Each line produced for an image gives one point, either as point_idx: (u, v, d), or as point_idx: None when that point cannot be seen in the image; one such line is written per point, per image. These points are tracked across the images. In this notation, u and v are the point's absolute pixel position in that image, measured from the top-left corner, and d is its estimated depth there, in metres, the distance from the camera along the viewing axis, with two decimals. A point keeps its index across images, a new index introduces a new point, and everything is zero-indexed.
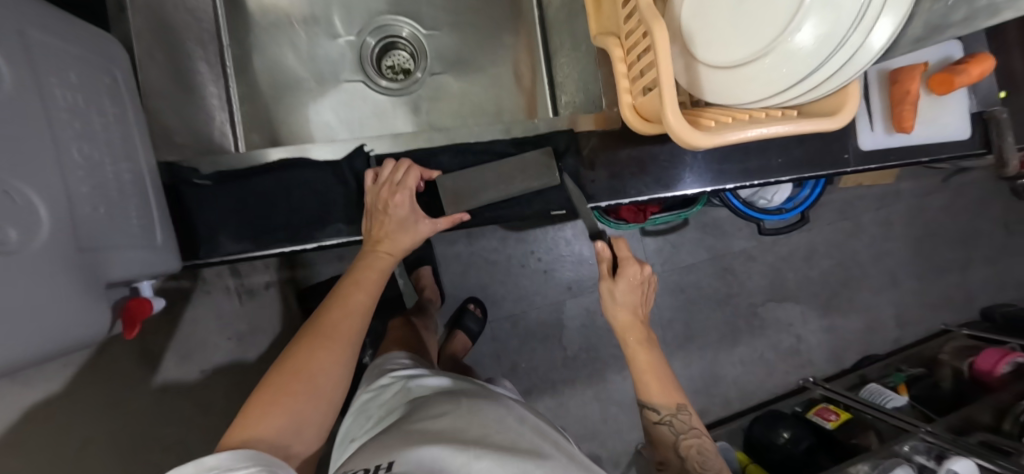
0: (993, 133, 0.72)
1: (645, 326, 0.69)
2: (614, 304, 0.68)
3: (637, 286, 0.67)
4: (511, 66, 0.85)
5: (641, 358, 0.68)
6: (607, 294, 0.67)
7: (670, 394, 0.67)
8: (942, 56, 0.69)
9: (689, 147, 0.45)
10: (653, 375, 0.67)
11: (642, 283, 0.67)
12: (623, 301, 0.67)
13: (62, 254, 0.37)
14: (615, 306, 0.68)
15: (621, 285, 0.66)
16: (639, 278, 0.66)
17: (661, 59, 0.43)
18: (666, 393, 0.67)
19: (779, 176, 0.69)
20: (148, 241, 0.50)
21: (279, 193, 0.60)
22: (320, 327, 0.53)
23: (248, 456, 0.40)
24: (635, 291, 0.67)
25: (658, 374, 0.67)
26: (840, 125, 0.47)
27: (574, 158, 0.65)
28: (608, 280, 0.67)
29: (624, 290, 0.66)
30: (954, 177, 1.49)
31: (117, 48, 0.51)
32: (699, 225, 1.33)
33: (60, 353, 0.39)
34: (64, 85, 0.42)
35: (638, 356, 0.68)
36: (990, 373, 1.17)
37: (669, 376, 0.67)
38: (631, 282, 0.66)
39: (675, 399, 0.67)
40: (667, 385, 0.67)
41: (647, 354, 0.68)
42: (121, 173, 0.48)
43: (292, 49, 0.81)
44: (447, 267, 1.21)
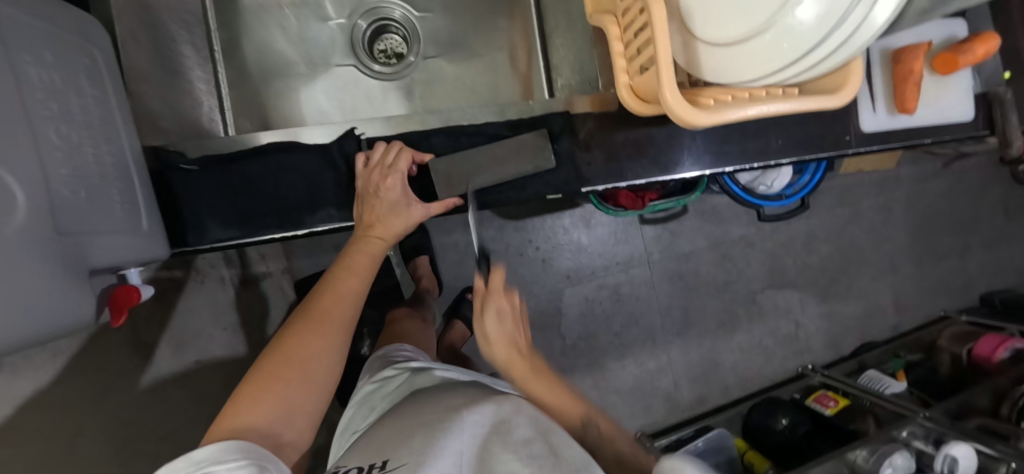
0: (997, 113, 0.72)
1: (529, 355, 0.59)
2: (486, 342, 0.58)
3: (508, 316, 0.59)
4: (505, 49, 0.83)
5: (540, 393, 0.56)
6: (480, 333, 0.59)
7: (571, 410, 0.56)
8: (947, 35, 0.68)
9: (687, 126, 0.44)
10: (554, 401, 0.56)
11: (511, 312, 0.59)
12: (495, 337, 0.58)
13: (42, 241, 0.36)
14: (486, 341, 0.59)
15: (490, 311, 0.58)
16: (510, 308, 0.59)
17: (658, 36, 0.42)
18: (568, 412, 0.55)
19: (779, 158, 0.67)
20: (133, 226, 0.49)
21: (268, 179, 0.59)
22: (310, 315, 0.52)
23: (239, 448, 0.39)
24: (507, 322, 0.58)
25: (562, 396, 0.56)
26: (841, 104, 0.46)
27: (569, 140, 0.64)
28: (479, 317, 0.60)
29: (492, 319, 0.58)
30: (954, 163, 1.47)
31: (95, 28, 0.50)
32: (698, 212, 1.32)
33: (42, 340, 0.38)
34: (37, 64, 0.40)
35: (533, 393, 0.56)
36: (988, 360, 1.17)
37: (564, 391, 0.57)
38: (500, 310, 0.59)
39: (579, 414, 0.55)
40: (567, 398, 0.56)
41: (535, 384, 0.57)
42: (101, 157, 0.47)
43: (281, 31, 0.78)
44: (444, 256, 1.20)
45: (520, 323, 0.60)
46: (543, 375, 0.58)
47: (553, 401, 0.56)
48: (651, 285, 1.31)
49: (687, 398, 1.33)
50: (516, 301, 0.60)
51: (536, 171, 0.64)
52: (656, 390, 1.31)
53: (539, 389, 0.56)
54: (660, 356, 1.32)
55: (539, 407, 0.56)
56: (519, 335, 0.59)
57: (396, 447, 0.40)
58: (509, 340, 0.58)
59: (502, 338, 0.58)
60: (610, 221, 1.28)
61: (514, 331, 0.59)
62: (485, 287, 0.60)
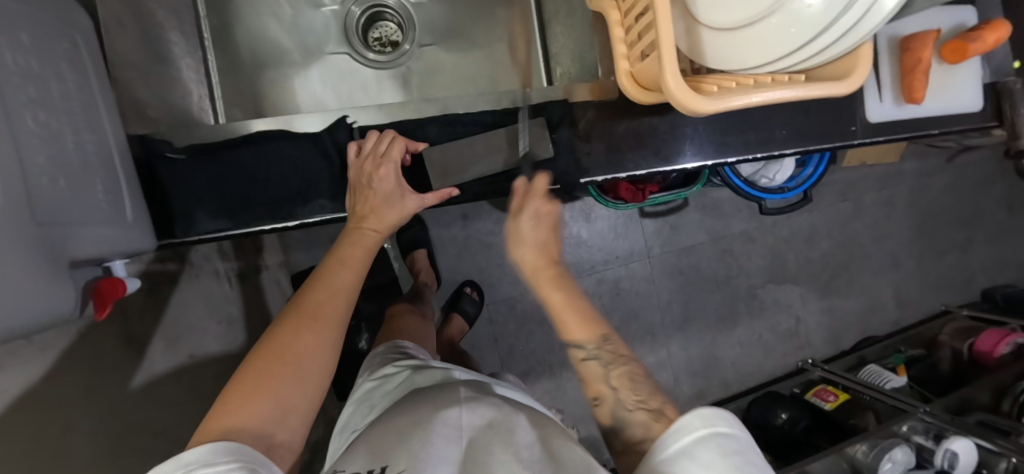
0: (1006, 105, 0.70)
1: (554, 264, 0.62)
2: (519, 241, 0.62)
3: (545, 219, 0.62)
4: (504, 38, 0.81)
5: (558, 296, 0.59)
6: (514, 229, 0.63)
7: (591, 326, 0.57)
8: (957, 22, 0.66)
9: (690, 114, 0.42)
10: (576, 307, 0.59)
11: (548, 215, 0.62)
12: (529, 237, 0.62)
13: (20, 230, 0.35)
14: (517, 243, 0.62)
15: (528, 213, 0.62)
16: (548, 212, 0.62)
17: (660, 19, 0.40)
18: (589, 327, 0.57)
19: (782, 149, 0.66)
20: (116, 218, 0.48)
21: (257, 169, 0.58)
22: (305, 309, 0.50)
23: (230, 450, 0.37)
24: (542, 226, 0.62)
25: (581, 309, 0.59)
26: (851, 88, 0.44)
27: (569, 130, 0.62)
28: (517, 215, 0.62)
29: (529, 223, 0.62)
30: (959, 157, 1.45)
31: (76, 12, 0.48)
32: (699, 206, 1.31)
33: (22, 333, 0.37)
34: (13, 47, 0.38)
35: (549, 297, 0.60)
36: (989, 354, 1.16)
37: (589, 308, 0.59)
38: (538, 213, 0.62)
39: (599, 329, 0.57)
40: (590, 319, 0.58)
41: (559, 292, 0.60)
42: (83, 144, 0.46)
43: (274, 18, 0.77)
44: (442, 250, 1.19)
45: (556, 229, 0.64)
46: (570, 296, 0.60)
47: (572, 311, 0.58)
48: (651, 279, 1.30)
49: (687, 392, 1.32)
50: (556, 208, 0.63)
51: (535, 162, 0.63)
52: (655, 384, 1.30)
53: (559, 297, 0.60)
54: (659, 351, 1.31)
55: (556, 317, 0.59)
56: (553, 244, 0.63)
57: (391, 450, 0.38)
58: (540, 245, 0.62)
59: (534, 242, 0.62)
60: (610, 214, 1.26)
61: (549, 236, 0.63)
62: (525, 189, 0.63)
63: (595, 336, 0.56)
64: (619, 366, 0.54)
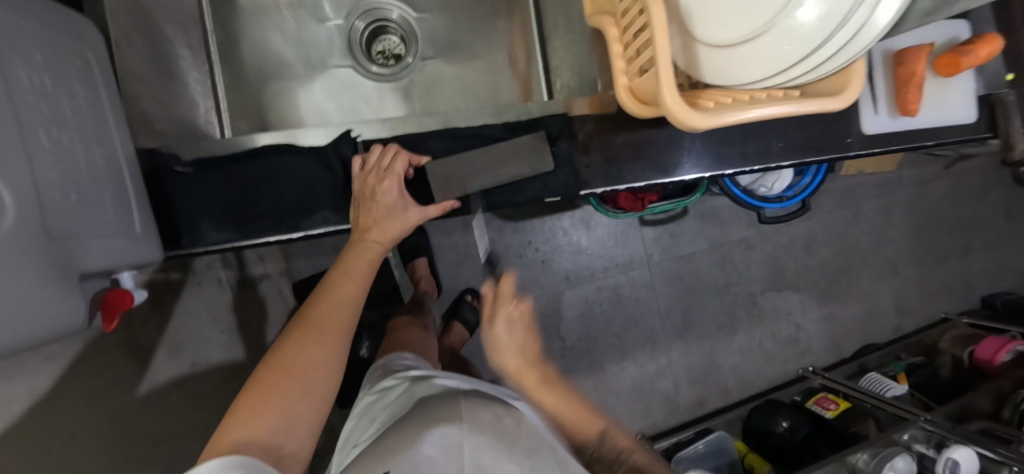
0: (999, 116, 0.71)
1: (535, 363, 0.66)
2: (501, 351, 0.64)
3: (517, 322, 0.65)
4: (506, 51, 0.83)
5: (546, 398, 0.64)
6: (491, 340, 0.64)
7: (588, 425, 0.64)
8: (950, 37, 0.67)
9: (687, 130, 0.43)
10: (566, 405, 0.65)
11: (520, 316, 0.65)
12: (507, 347, 0.64)
13: (33, 244, 0.36)
14: (501, 350, 0.64)
15: (501, 322, 0.64)
16: (519, 313, 0.65)
17: (658, 38, 0.41)
18: (586, 425, 0.64)
19: (779, 161, 0.67)
20: (124, 230, 0.49)
21: (262, 181, 0.59)
22: (309, 321, 0.51)
23: (240, 464, 0.38)
24: (518, 330, 0.64)
25: (571, 405, 0.65)
26: (845, 105, 0.45)
27: (568, 142, 0.63)
28: (490, 324, 0.65)
29: (503, 329, 0.64)
30: (956, 164, 1.46)
31: (88, 30, 0.49)
32: (697, 214, 1.32)
33: (32, 346, 0.37)
34: (28, 66, 0.39)
35: (543, 400, 0.64)
36: (990, 361, 1.15)
37: (574, 404, 0.65)
38: (511, 318, 0.64)
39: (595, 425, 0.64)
40: (584, 415, 0.64)
41: (550, 394, 0.64)
42: (94, 158, 0.47)
43: (279, 32, 0.79)
44: (443, 258, 1.20)
45: (531, 331, 0.66)
46: (559, 395, 0.65)
47: (571, 411, 0.64)
48: (650, 287, 1.30)
49: (687, 399, 1.32)
50: (526, 309, 0.66)
51: (534, 173, 0.63)
52: (655, 391, 1.30)
53: (550, 397, 0.64)
54: (659, 358, 1.31)
55: (558, 420, 0.63)
56: (528, 345, 0.66)
57: (400, 458, 0.39)
58: (522, 354, 0.65)
59: (517, 349, 0.64)
60: (610, 222, 1.27)
61: (524, 338, 0.65)
62: (494, 295, 0.66)
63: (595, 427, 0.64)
64: (619, 442, 0.64)
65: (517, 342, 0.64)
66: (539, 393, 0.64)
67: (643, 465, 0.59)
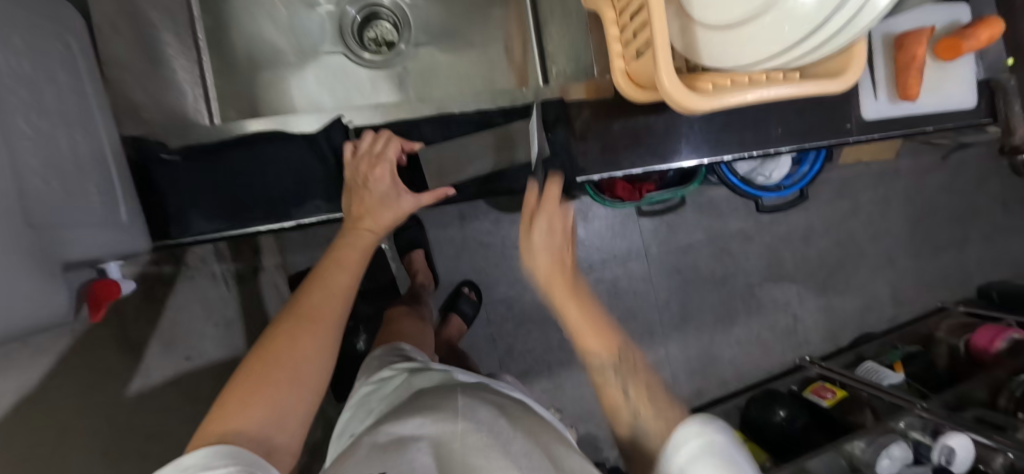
0: (999, 100, 0.70)
1: (571, 273, 0.57)
2: (532, 252, 0.57)
3: (557, 230, 0.58)
4: (501, 39, 0.81)
5: (571, 311, 0.55)
6: (527, 244, 0.58)
7: (608, 340, 0.53)
8: (951, 19, 0.66)
9: (685, 112, 0.42)
10: (593, 328, 0.54)
11: (560, 224, 0.58)
12: (539, 245, 0.57)
13: (14, 232, 0.35)
14: (528, 252, 0.58)
15: (541, 224, 0.57)
16: (562, 221, 0.58)
17: (655, 18, 0.40)
18: (610, 346, 0.54)
19: (778, 147, 0.66)
20: (111, 219, 0.48)
21: (252, 170, 0.58)
22: (301, 311, 0.50)
23: (228, 455, 0.37)
24: (556, 233, 0.57)
25: (598, 325, 0.55)
26: (846, 86, 0.44)
27: (564, 129, 0.62)
28: (529, 225, 0.59)
29: (540, 231, 0.57)
30: (954, 154, 1.46)
31: (70, 14, 0.48)
32: (695, 205, 1.31)
33: (13, 337, 0.36)
34: (6, 49, 0.38)
35: (570, 312, 0.55)
36: (985, 349, 1.16)
37: (604, 320, 0.55)
38: (549, 224, 0.57)
39: (614, 341, 0.53)
40: (605, 328, 0.54)
41: (581, 308, 0.55)
42: (77, 145, 0.45)
43: (269, 18, 0.77)
44: (440, 250, 1.19)
45: (570, 238, 0.59)
46: (592, 312, 0.55)
47: (594, 329, 0.54)
48: (648, 278, 1.30)
49: (685, 390, 1.32)
50: (570, 220, 0.59)
51: (523, 163, 0.66)
52: None
53: (581, 313, 0.55)
54: (657, 350, 1.31)
55: (578, 332, 0.55)
56: (567, 249, 0.59)
57: (396, 457, 0.38)
58: (556, 249, 0.57)
59: (547, 247, 0.57)
60: (608, 213, 1.26)
61: (563, 244, 0.58)
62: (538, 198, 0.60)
63: (611, 350, 0.53)
64: (636, 376, 0.52)
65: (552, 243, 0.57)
66: (565, 304, 0.55)
67: (640, 434, 0.46)
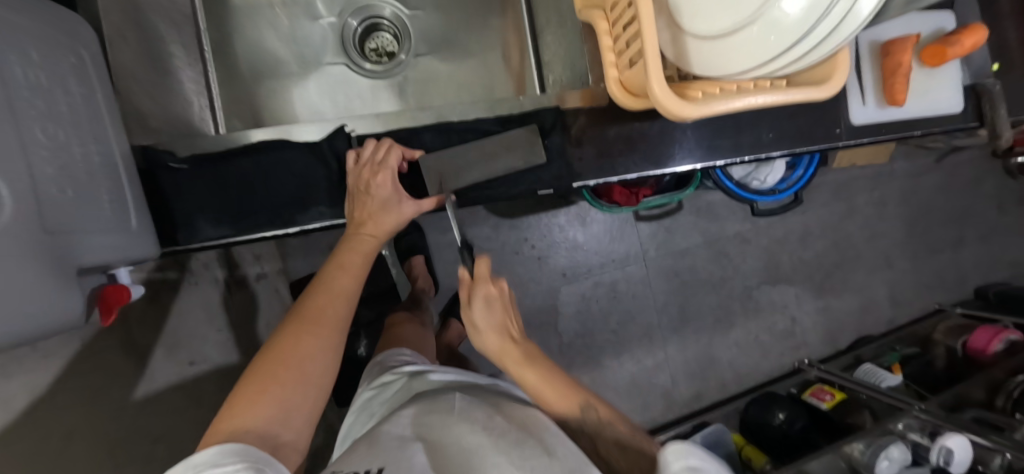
0: (986, 105, 0.72)
1: (519, 341, 0.58)
2: (479, 332, 0.58)
3: (496, 303, 0.58)
4: (499, 48, 0.83)
5: (530, 378, 0.55)
6: (468, 322, 0.59)
7: (569, 397, 0.53)
8: (936, 27, 0.68)
9: (674, 118, 0.44)
10: (547, 389, 0.54)
11: (499, 298, 0.58)
12: (484, 325, 0.58)
13: (30, 239, 0.36)
14: (476, 333, 0.59)
15: (477, 305, 0.58)
16: (498, 295, 0.58)
17: (645, 29, 0.42)
18: (564, 397, 0.54)
19: (770, 151, 0.68)
20: (122, 226, 0.50)
21: (257, 176, 0.60)
22: (305, 314, 0.51)
23: (237, 452, 0.38)
24: (495, 308, 0.58)
25: (552, 384, 0.55)
26: (830, 93, 0.46)
27: (560, 135, 0.64)
28: (467, 307, 0.59)
29: (480, 309, 0.57)
30: (947, 157, 1.48)
31: (82, 27, 0.50)
32: (693, 209, 1.33)
33: (29, 339, 0.38)
34: (23, 62, 0.40)
35: (527, 377, 0.55)
36: (982, 351, 1.17)
37: (559, 377, 0.55)
38: (486, 300, 0.58)
39: (576, 400, 0.53)
40: (565, 389, 0.54)
41: (531, 370, 0.55)
42: (89, 154, 0.47)
43: (272, 30, 0.79)
44: (440, 256, 1.20)
45: (507, 307, 0.59)
46: (545, 374, 0.56)
47: (551, 389, 0.54)
48: (647, 282, 1.31)
49: (685, 393, 1.33)
50: (503, 287, 0.59)
51: (526, 164, 0.63)
52: (653, 386, 1.31)
53: (535, 376, 0.55)
54: (657, 353, 1.32)
55: (538, 398, 0.55)
56: (508, 320, 0.59)
57: (392, 455, 0.39)
58: (499, 327, 0.58)
59: (491, 327, 0.58)
60: (606, 218, 1.28)
61: (502, 318, 0.58)
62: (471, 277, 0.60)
63: (572, 404, 0.53)
64: (599, 413, 0.52)
65: (490, 318, 0.57)
66: (522, 374, 0.55)
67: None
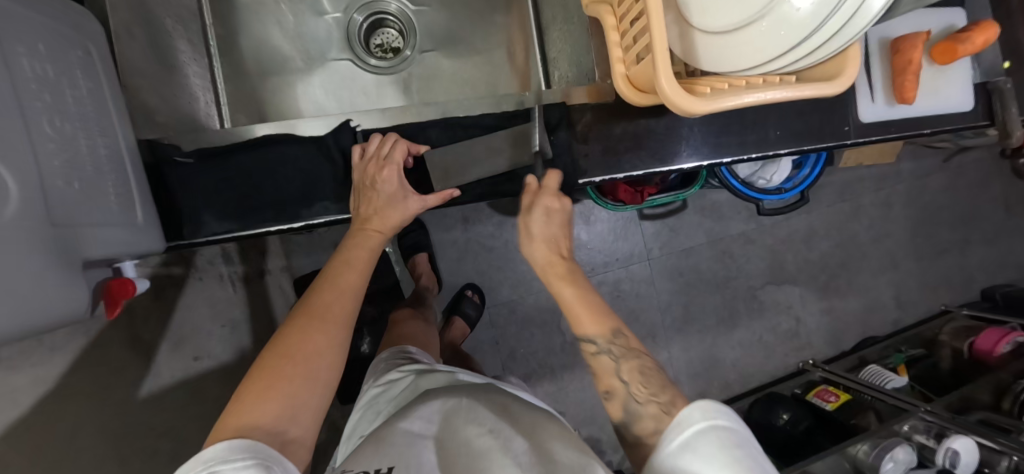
0: (997, 104, 0.71)
1: (568, 258, 0.63)
2: (531, 239, 0.62)
3: (555, 215, 0.62)
4: (504, 44, 0.83)
5: (567, 295, 0.61)
6: (524, 225, 0.63)
7: (601, 320, 0.59)
8: (946, 24, 0.68)
9: (683, 114, 0.44)
10: (583, 306, 0.60)
11: (559, 211, 0.61)
12: (539, 232, 0.62)
13: (36, 231, 0.36)
14: (529, 240, 0.63)
15: (538, 210, 0.61)
16: (559, 208, 0.61)
17: (653, 24, 0.41)
18: (600, 319, 0.60)
19: (777, 149, 0.67)
20: (128, 221, 0.49)
21: (263, 171, 0.60)
22: (313, 309, 0.51)
23: (246, 448, 0.38)
24: (553, 221, 0.62)
25: (591, 305, 0.60)
26: (842, 89, 0.45)
27: (567, 132, 0.64)
28: (526, 213, 0.62)
29: (540, 220, 0.61)
30: (955, 157, 1.47)
31: (88, 20, 0.49)
32: (697, 208, 1.32)
33: (34, 333, 0.37)
34: (30, 55, 0.40)
35: (567, 294, 0.61)
36: (989, 353, 1.16)
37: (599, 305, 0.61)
38: (546, 208, 0.61)
39: (611, 325, 0.59)
40: (601, 313, 0.60)
41: (571, 287, 0.62)
42: (95, 148, 0.47)
43: (277, 25, 0.79)
44: (443, 254, 1.20)
45: (564, 226, 0.63)
46: (582, 292, 0.62)
47: (586, 307, 0.61)
48: (650, 281, 1.31)
49: (688, 393, 1.32)
50: (566, 203, 0.62)
51: (511, 168, 0.65)
52: None
53: (572, 292, 0.61)
54: (660, 352, 1.31)
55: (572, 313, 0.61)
56: (564, 232, 0.63)
57: (401, 454, 0.40)
58: (551, 239, 0.62)
59: (544, 237, 0.62)
60: (610, 216, 1.28)
61: (558, 230, 0.62)
62: (536, 187, 0.62)
63: (605, 329, 0.59)
64: (629, 345, 0.59)
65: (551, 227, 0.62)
66: (560, 285, 0.61)
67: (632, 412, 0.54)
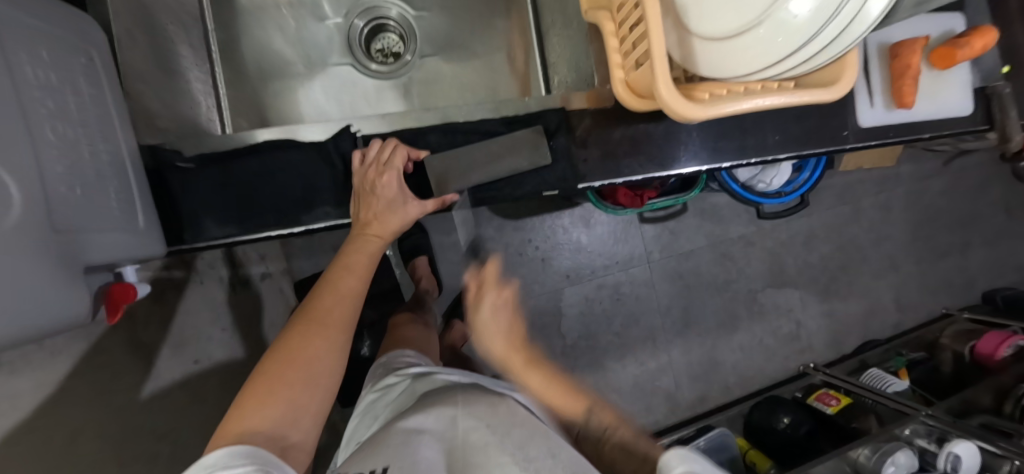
0: (995, 108, 0.71)
1: (523, 353, 0.68)
2: (488, 332, 0.69)
3: (500, 306, 0.71)
4: (504, 50, 0.83)
5: (533, 381, 0.64)
6: (478, 322, 0.71)
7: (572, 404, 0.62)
8: (945, 30, 0.68)
9: (683, 120, 0.44)
10: (552, 390, 0.63)
11: (504, 303, 0.72)
12: (491, 327, 0.69)
13: (36, 236, 0.36)
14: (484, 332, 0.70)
15: (486, 304, 0.71)
16: (501, 298, 0.72)
17: (653, 31, 0.42)
18: (569, 402, 0.62)
19: (776, 153, 0.67)
20: (129, 225, 0.50)
21: (264, 176, 0.60)
22: (312, 314, 0.51)
23: (247, 454, 0.38)
24: (502, 317, 0.70)
25: (557, 389, 0.64)
26: (839, 95, 0.46)
27: (566, 137, 0.64)
28: (476, 308, 0.73)
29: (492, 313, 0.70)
30: (955, 160, 1.47)
31: (90, 26, 0.50)
32: (697, 211, 1.32)
33: (34, 338, 0.38)
34: (33, 61, 0.40)
35: (533, 381, 0.64)
36: (990, 356, 1.15)
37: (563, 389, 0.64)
38: (494, 302, 0.72)
39: (580, 403, 0.62)
40: (569, 395, 0.63)
41: (534, 374, 0.65)
42: (97, 153, 0.47)
43: (279, 30, 0.79)
44: (444, 257, 1.20)
45: (512, 317, 0.72)
46: (548, 379, 0.66)
47: (559, 395, 0.63)
48: (650, 284, 1.31)
49: (688, 396, 1.32)
50: (507, 296, 0.74)
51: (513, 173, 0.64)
52: (656, 389, 1.30)
53: (538, 380, 0.64)
54: (661, 355, 1.31)
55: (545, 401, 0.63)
56: (514, 328, 0.71)
57: (397, 451, 0.39)
58: (507, 339, 0.68)
59: (501, 335, 0.68)
60: (610, 220, 1.28)
61: (508, 323, 0.70)
62: (485, 285, 0.75)
63: (578, 408, 0.61)
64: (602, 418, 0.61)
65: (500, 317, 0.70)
66: (524, 373, 0.65)
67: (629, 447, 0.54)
